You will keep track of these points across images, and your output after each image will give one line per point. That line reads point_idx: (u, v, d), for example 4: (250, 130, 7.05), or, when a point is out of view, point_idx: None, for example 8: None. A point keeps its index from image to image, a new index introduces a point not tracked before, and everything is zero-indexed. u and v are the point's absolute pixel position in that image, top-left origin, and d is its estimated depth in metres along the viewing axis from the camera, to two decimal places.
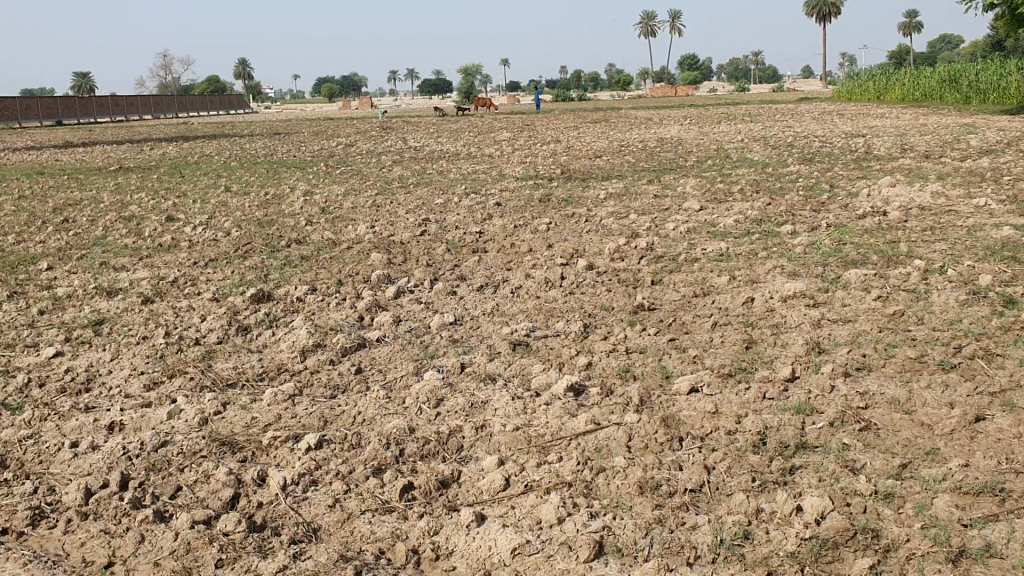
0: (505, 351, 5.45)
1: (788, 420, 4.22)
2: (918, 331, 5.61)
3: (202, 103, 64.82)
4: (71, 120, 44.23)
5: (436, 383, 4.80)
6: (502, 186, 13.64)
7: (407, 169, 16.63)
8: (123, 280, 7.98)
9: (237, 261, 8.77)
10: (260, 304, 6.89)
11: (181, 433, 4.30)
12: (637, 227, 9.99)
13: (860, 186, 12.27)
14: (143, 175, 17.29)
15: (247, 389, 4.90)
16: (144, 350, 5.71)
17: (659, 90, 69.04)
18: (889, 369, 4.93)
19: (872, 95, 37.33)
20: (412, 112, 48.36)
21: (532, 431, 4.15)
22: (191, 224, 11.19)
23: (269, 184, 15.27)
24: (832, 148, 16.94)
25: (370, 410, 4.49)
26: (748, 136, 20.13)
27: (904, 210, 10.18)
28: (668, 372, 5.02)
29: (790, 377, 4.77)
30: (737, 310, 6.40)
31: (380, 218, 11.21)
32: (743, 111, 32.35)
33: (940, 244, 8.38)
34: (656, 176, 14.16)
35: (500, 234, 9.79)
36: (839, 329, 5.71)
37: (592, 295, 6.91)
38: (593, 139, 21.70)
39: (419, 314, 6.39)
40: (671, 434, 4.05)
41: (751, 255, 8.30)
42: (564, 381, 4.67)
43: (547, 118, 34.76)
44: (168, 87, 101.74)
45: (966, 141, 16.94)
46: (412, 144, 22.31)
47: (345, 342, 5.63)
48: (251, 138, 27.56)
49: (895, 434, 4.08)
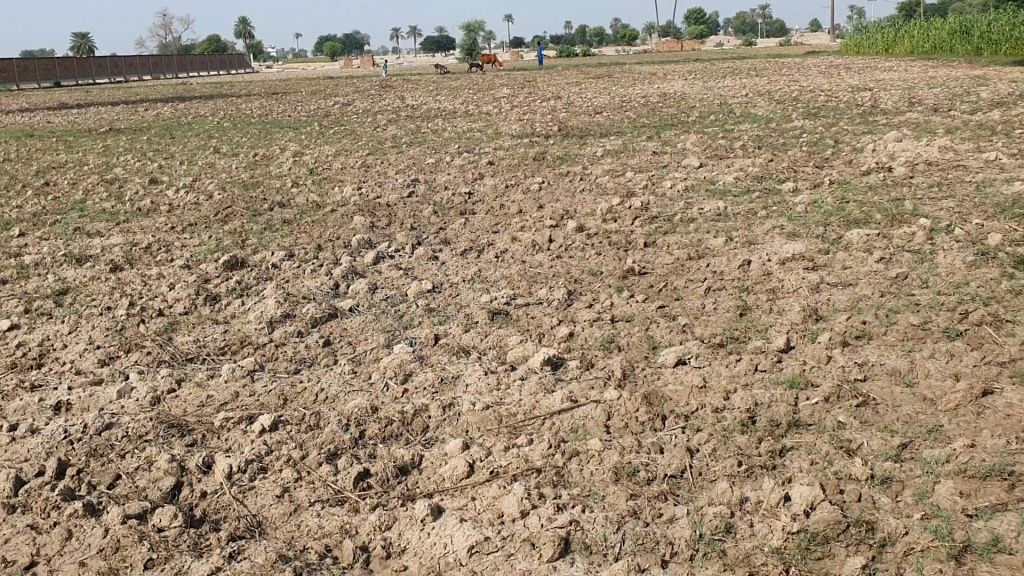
0: (483, 321, 5.14)
1: (779, 396, 3.92)
2: (922, 296, 5.28)
3: (202, 63, 64.16)
4: (68, 81, 43.61)
5: (405, 357, 4.51)
6: (497, 144, 13.26)
7: (402, 128, 16.24)
8: (95, 247, 7.67)
9: (216, 225, 8.45)
10: (233, 272, 6.58)
11: (128, 414, 4.02)
12: (633, 185, 9.64)
13: (865, 141, 11.89)
14: (132, 136, 16.91)
15: (206, 365, 4.61)
16: (103, 322, 5.41)
17: (665, 45, 67.97)
18: (890, 337, 4.63)
19: (881, 47, 36.55)
20: (414, 70, 47.63)
21: (503, 409, 3.86)
22: (174, 187, 10.85)
23: (259, 145, 14.89)
24: (838, 102, 16.48)
25: (333, 387, 4.20)
26: (752, 91, 19.65)
27: (911, 165, 9.81)
28: (655, 342, 4.72)
29: (784, 347, 4.46)
30: (732, 273, 6.08)
31: (368, 179, 10.86)
32: (749, 66, 31.70)
33: (947, 201, 8.03)
34: (656, 132, 13.76)
35: (490, 195, 9.44)
36: (839, 294, 5.39)
37: (581, 259, 6.58)
38: (594, 95, 21.24)
39: (397, 280, 6.09)
40: (652, 413, 3.76)
41: (750, 213, 7.96)
42: (542, 354, 4.37)
43: (549, 74, 34.15)
44: (168, 47, 100.68)
45: (976, 93, 16.45)
46: (409, 102, 21.87)
47: (316, 312, 5.33)
48: (248, 98, 27.08)
49: (896, 410, 3.78)
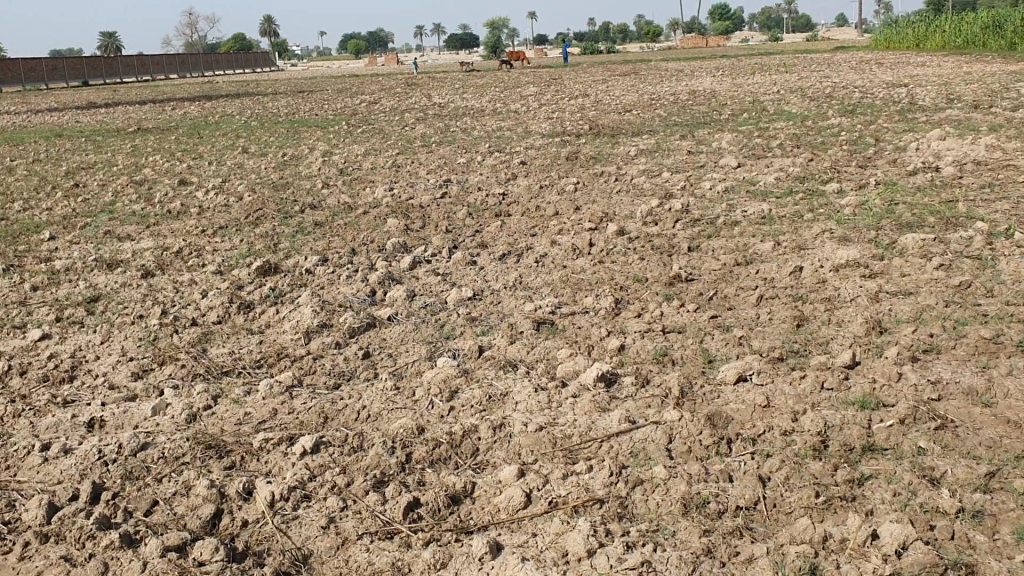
0: (529, 331, 4.93)
1: (850, 418, 3.68)
2: (990, 306, 5.01)
3: (228, 61, 64.38)
4: (98, 80, 43.82)
5: (450, 371, 4.30)
6: (529, 143, 13.05)
7: (431, 126, 16.07)
8: (127, 251, 7.53)
9: (247, 228, 8.30)
10: (267, 278, 6.41)
11: (164, 433, 3.85)
12: (671, 186, 9.39)
13: (908, 139, 11.58)
14: (162, 136, 16.83)
15: (243, 379, 4.43)
16: (136, 332, 5.25)
17: (690, 41, 67.46)
18: (962, 352, 4.37)
19: (912, 42, 35.98)
20: (440, 67, 47.55)
21: (557, 430, 3.65)
22: (204, 188, 10.72)
23: (287, 144, 14.75)
24: (874, 99, 16.13)
25: (376, 404, 4.01)
26: (785, 87, 19.34)
27: (958, 165, 9.50)
28: (711, 356, 4.49)
29: (849, 363, 4.22)
30: (784, 281, 5.84)
31: (400, 179, 10.68)
32: (777, 61, 31.30)
33: (1001, 202, 7.73)
34: (690, 130, 13.50)
35: (525, 196, 9.22)
36: (901, 304, 5.14)
37: (624, 264, 6.36)
38: (624, 92, 20.97)
39: (436, 287, 5.89)
40: (717, 436, 3.54)
41: (796, 216, 7.71)
42: (594, 369, 4.15)
43: (575, 71, 33.90)
44: (194, 46, 101.14)
45: (1016, 89, 16.03)
46: (437, 100, 21.71)
47: (354, 321, 5.13)
48: (275, 96, 27.02)
49: (977, 434, 3.53)
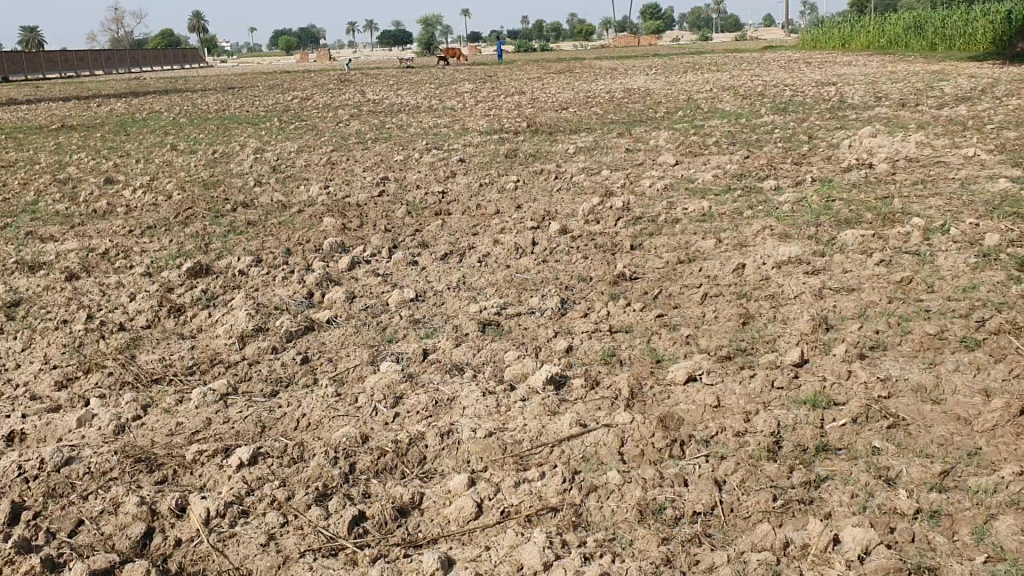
0: (474, 333, 4.80)
1: (803, 417, 3.63)
2: (932, 302, 5.03)
3: (154, 58, 62.85)
4: (17, 75, 42.31)
5: (393, 376, 4.15)
6: (466, 140, 12.91)
7: (365, 123, 15.81)
8: (49, 252, 7.19)
9: (177, 228, 8.00)
10: (199, 280, 6.16)
11: (90, 445, 3.63)
12: (611, 184, 9.34)
13: (840, 136, 11.73)
14: (85, 133, 16.26)
15: (175, 387, 4.21)
16: (59, 339, 4.97)
17: (622, 39, 67.94)
18: (908, 348, 4.37)
19: (838, 42, 36.73)
20: (373, 64, 47.09)
21: (507, 436, 3.53)
22: (130, 186, 10.34)
23: (218, 141, 14.35)
24: (805, 97, 16.34)
25: (317, 413, 3.84)
26: (718, 86, 19.50)
27: (891, 162, 9.62)
28: (659, 356, 4.41)
29: (799, 361, 4.17)
30: (728, 279, 5.81)
31: (336, 177, 10.45)
32: (709, 60, 31.61)
33: (934, 199, 7.84)
34: (627, 128, 13.50)
35: (464, 194, 9.08)
36: (845, 300, 5.13)
37: (568, 263, 6.26)
38: (559, 90, 20.92)
39: (375, 288, 5.72)
40: (670, 438, 3.45)
41: (736, 213, 7.71)
42: (543, 372, 4.04)
43: (508, 69, 33.82)
44: (119, 41, 98.61)
45: (940, 88, 16.39)
46: (371, 97, 21.41)
47: (291, 325, 4.94)
48: (203, 93, 26.37)
49: (929, 432, 3.51)
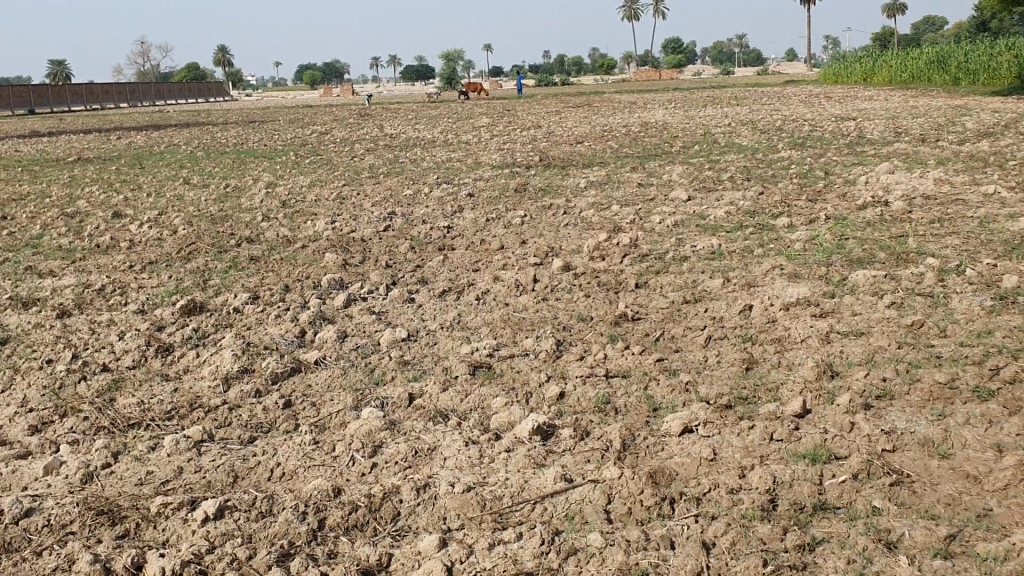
0: (464, 376, 4.64)
1: (801, 473, 3.43)
2: (944, 348, 4.82)
3: (180, 91, 63.61)
4: (44, 108, 42.84)
5: (375, 423, 3.99)
6: (477, 175, 12.80)
7: (379, 157, 15.77)
8: (46, 288, 7.11)
9: (177, 264, 7.91)
10: (191, 317, 6.04)
11: (54, 496, 3.50)
12: (620, 220, 9.18)
13: (857, 172, 11.53)
14: (101, 166, 16.33)
15: (150, 433, 4.08)
16: (40, 379, 4.86)
17: (643, 73, 68.17)
18: (917, 398, 4.16)
19: (859, 77, 36.56)
20: (394, 99, 47.37)
21: (486, 492, 3.36)
22: (137, 220, 10.29)
23: (231, 175, 14.34)
24: (823, 132, 16.16)
25: (292, 463, 3.69)
26: (736, 120, 19.38)
27: (908, 199, 9.41)
28: (655, 404, 4.23)
29: (800, 412, 3.97)
30: (733, 320, 5.62)
31: (343, 212, 10.36)
32: (729, 95, 31.51)
33: (952, 238, 7.62)
34: (641, 162, 13.36)
35: (470, 229, 8.95)
36: (853, 345, 4.92)
37: (569, 302, 6.10)
38: (576, 124, 20.86)
39: (369, 327, 5.58)
40: (659, 495, 3.28)
41: (746, 251, 7.52)
42: (530, 421, 3.87)
43: (527, 104, 33.89)
44: (147, 75, 99.93)
45: (961, 124, 16.16)
46: (388, 131, 21.44)
47: (277, 367, 4.80)
48: (224, 126, 26.53)
49: (935, 490, 3.29)
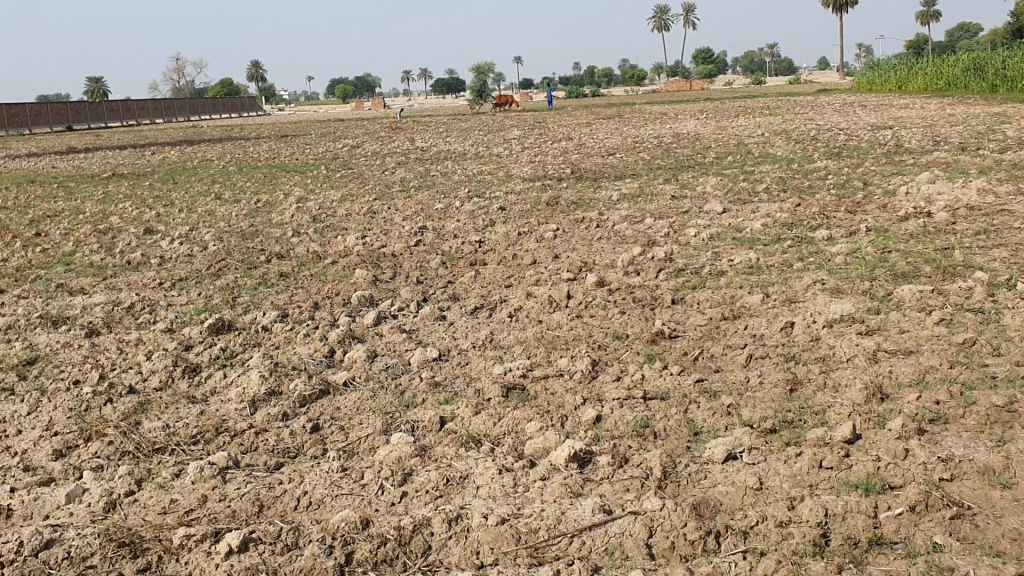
0: (497, 398, 4.49)
1: (854, 504, 3.25)
2: (999, 367, 4.59)
3: (214, 106, 64.29)
4: (81, 125, 43.40)
5: (405, 450, 3.86)
6: (509, 188, 12.67)
7: (410, 171, 15.70)
8: (76, 306, 7.07)
9: (207, 280, 7.85)
10: (219, 336, 5.95)
11: (75, 526, 3.41)
12: (654, 233, 9.00)
13: (896, 182, 11.26)
14: (135, 182, 16.40)
15: (175, 458, 3.98)
16: (66, 401, 4.78)
17: (673, 84, 67.97)
18: (974, 422, 3.94)
19: (894, 85, 36.07)
20: (425, 112, 47.45)
21: (521, 524, 3.23)
22: (168, 236, 10.27)
23: (263, 190, 14.33)
24: (859, 142, 15.87)
25: (320, 492, 3.57)
26: (769, 130, 19.12)
27: (951, 210, 9.14)
28: (695, 428, 4.05)
29: (850, 437, 3.78)
30: (774, 338, 5.42)
31: (374, 226, 10.25)
32: (762, 104, 31.19)
33: (999, 250, 7.36)
34: (673, 174, 13.18)
35: (502, 244, 8.81)
36: (902, 365, 4.71)
37: (604, 319, 5.93)
38: (607, 136, 20.70)
39: (399, 346, 5.45)
40: (704, 529, 3.13)
41: (784, 265, 7.31)
42: (565, 447, 3.73)
43: (558, 115, 33.79)
44: (181, 91, 101.21)
45: (1001, 132, 15.80)
46: (419, 144, 21.40)
47: (305, 389, 4.68)
48: (256, 141, 26.63)
49: (999, 524, 3.10)
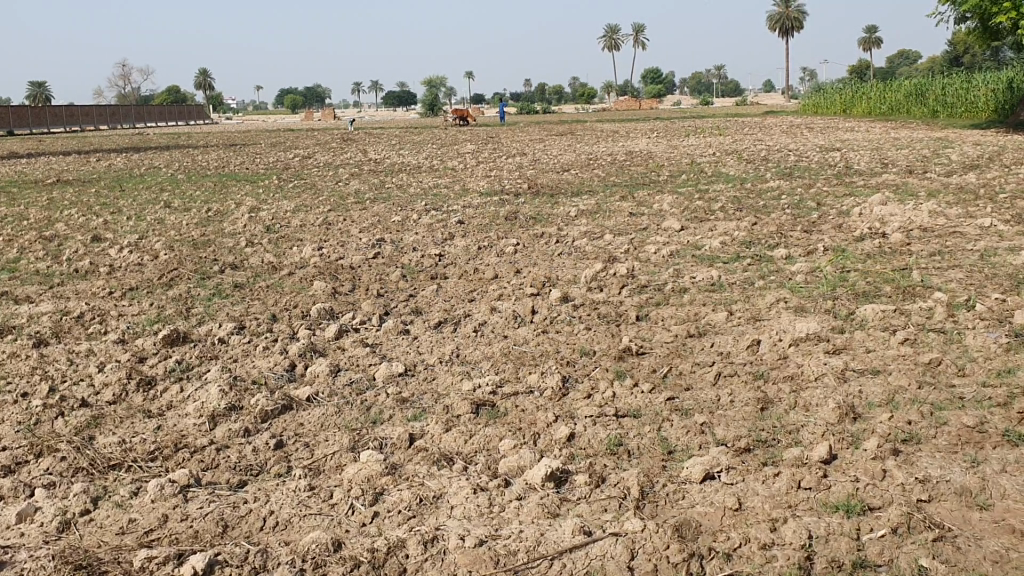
0: (467, 415, 4.39)
1: (836, 528, 3.23)
2: (966, 387, 4.59)
3: (161, 114, 63.28)
4: (22, 130, 42.26)
5: (376, 471, 3.74)
6: (466, 202, 12.58)
7: (364, 182, 15.52)
8: (22, 315, 6.81)
9: (159, 291, 7.62)
10: (174, 347, 5.75)
11: (27, 548, 3.26)
12: (615, 250, 8.96)
13: (849, 203, 11.39)
14: (81, 188, 15.99)
15: (132, 475, 3.82)
16: (13, 414, 4.58)
17: (624, 103, 68.54)
18: (946, 442, 3.94)
19: (839, 108, 36.75)
20: (377, 125, 47.16)
21: (500, 550, 3.17)
22: (118, 244, 9.98)
23: (214, 199, 14.03)
24: (810, 162, 16.08)
25: (288, 513, 3.46)
26: (721, 150, 19.30)
27: (905, 232, 9.23)
28: (671, 446, 3.99)
29: (827, 458, 3.76)
30: (742, 356, 5.38)
31: (330, 238, 10.08)
32: (712, 124, 31.49)
33: (954, 272, 7.43)
34: (629, 191, 13.19)
35: (462, 258, 8.71)
36: (871, 385, 4.70)
37: (570, 335, 5.86)
38: (561, 152, 20.74)
39: (363, 361, 5.32)
40: (686, 551, 3.12)
41: (746, 283, 7.31)
42: (542, 467, 3.66)
43: (510, 130, 33.78)
44: (127, 97, 99.60)
45: (946, 156, 16.11)
46: (372, 156, 21.22)
47: (267, 404, 4.54)
48: (204, 149, 26.25)
49: (981, 547, 3.08)
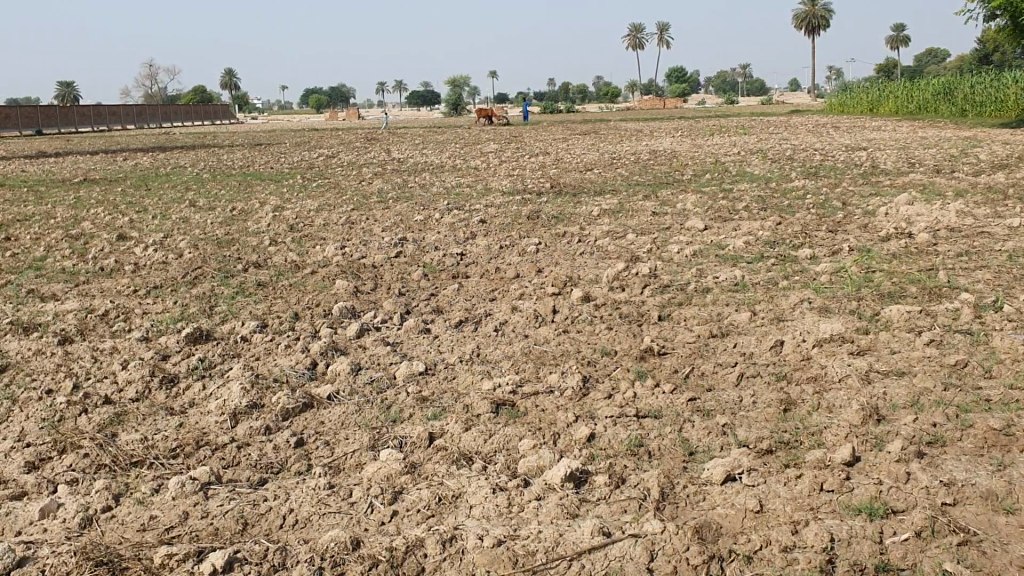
0: (486, 415, 4.39)
1: (857, 530, 3.20)
2: (993, 389, 4.52)
3: (188, 114, 63.70)
4: (50, 128, 42.55)
5: (396, 472, 3.72)
6: (488, 201, 12.57)
7: (387, 182, 15.57)
8: (49, 312, 6.87)
9: (183, 289, 7.65)
10: (197, 345, 5.79)
11: (50, 543, 3.30)
12: (637, 249, 8.92)
13: (876, 202, 11.29)
14: (106, 187, 16.13)
15: (154, 472, 3.85)
16: (38, 411, 4.63)
17: (649, 101, 68.18)
18: (970, 446, 3.87)
19: (866, 108, 36.37)
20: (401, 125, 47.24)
21: (518, 550, 3.17)
22: (143, 243, 10.06)
23: (239, 198, 14.12)
24: (835, 162, 15.94)
25: (308, 510, 3.48)
26: (745, 149, 19.17)
27: (932, 231, 9.12)
28: (691, 447, 3.96)
29: (850, 459, 3.71)
30: (765, 356, 5.33)
31: (352, 237, 10.10)
32: (737, 123, 31.24)
33: (981, 272, 7.33)
34: (652, 190, 13.12)
35: (484, 257, 8.70)
36: (896, 387, 4.63)
37: (590, 335, 5.83)
38: (585, 151, 20.70)
39: (383, 360, 5.32)
40: (706, 554, 3.10)
41: (770, 283, 7.25)
42: (561, 467, 3.65)
43: (534, 129, 33.72)
44: (153, 97, 100.49)
45: (975, 154, 15.98)
46: (395, 155, 21.26)
47: (288, 402, 4.55)
48: (230, 148, 26.42)
49: (1007, 551, 3.04)
